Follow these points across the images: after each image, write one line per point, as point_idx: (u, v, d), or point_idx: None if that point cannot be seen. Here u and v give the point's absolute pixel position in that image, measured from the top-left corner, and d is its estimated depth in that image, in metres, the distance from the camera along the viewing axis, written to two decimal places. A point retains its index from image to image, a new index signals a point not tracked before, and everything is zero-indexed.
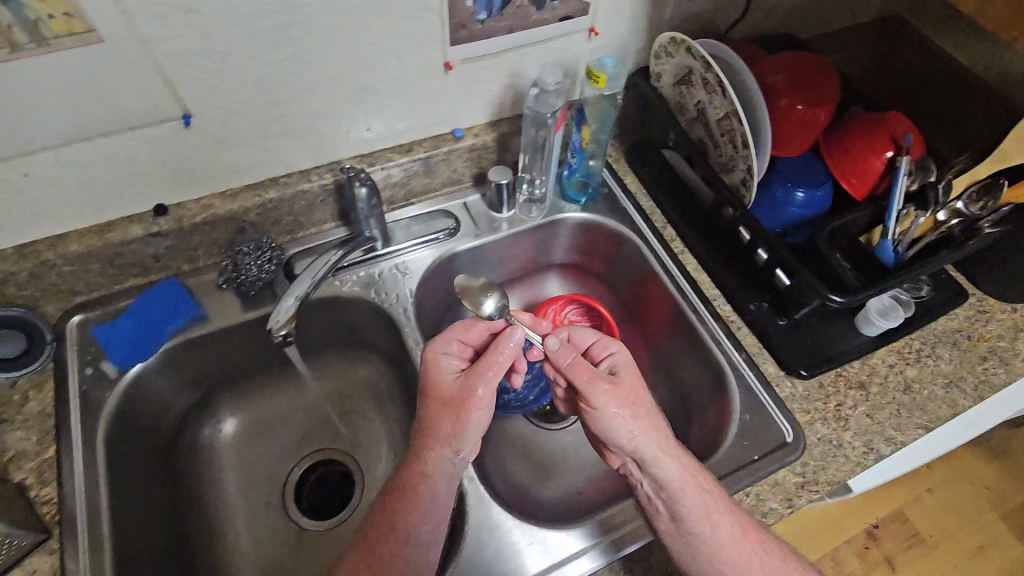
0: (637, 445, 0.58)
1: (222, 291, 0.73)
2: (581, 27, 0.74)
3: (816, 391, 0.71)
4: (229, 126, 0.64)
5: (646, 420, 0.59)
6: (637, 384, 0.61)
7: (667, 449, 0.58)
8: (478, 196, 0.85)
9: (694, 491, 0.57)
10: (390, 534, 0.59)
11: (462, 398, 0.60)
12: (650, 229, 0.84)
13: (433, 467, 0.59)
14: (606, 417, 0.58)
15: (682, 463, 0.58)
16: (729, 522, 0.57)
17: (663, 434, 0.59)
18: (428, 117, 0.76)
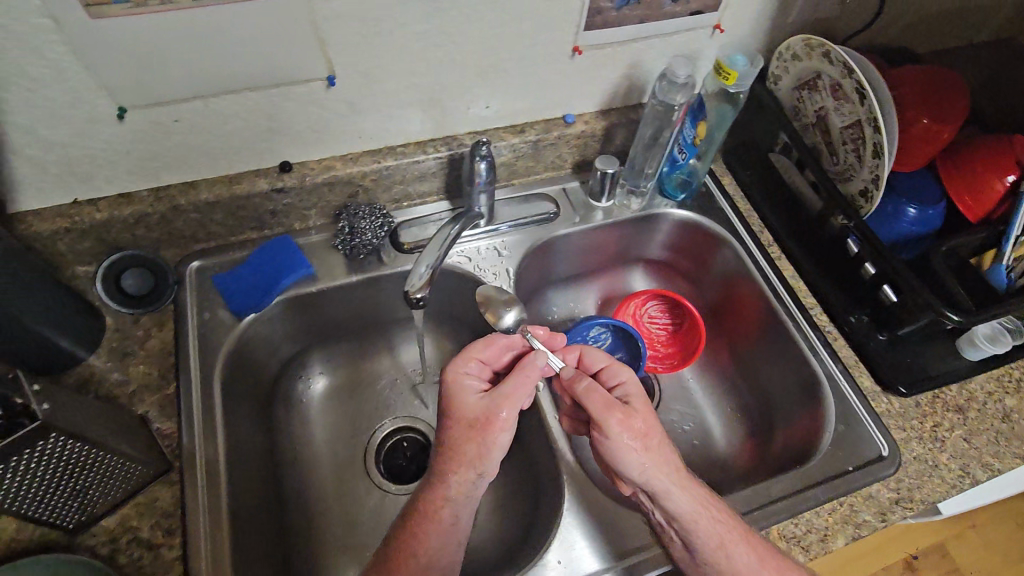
0: (652, 476, 0.58)
1: (330, 252, 0.75)
2: (707, 23, 0.74)
3: (913, 409, 0.71)
4: (364, 91, 0.65)
5: (659, 450, 0.59)
6: (649, 411, 0.61)
7: (678, 480, 0.58)
8: (577, 183, 0.86)
9: (706, 521, 0.57)
10: (410, 559, 0.58)
11: (484, 422, 0.59)
12: (747, 231, 0.84)
13: (454, 490, 0.59)
14: (617, 449, 0.58)
15: (694, 493, 0.58)
16: (746, 551, 0.57)
17: (676, 464, 0.59)
18: (545, 101, 0.76)
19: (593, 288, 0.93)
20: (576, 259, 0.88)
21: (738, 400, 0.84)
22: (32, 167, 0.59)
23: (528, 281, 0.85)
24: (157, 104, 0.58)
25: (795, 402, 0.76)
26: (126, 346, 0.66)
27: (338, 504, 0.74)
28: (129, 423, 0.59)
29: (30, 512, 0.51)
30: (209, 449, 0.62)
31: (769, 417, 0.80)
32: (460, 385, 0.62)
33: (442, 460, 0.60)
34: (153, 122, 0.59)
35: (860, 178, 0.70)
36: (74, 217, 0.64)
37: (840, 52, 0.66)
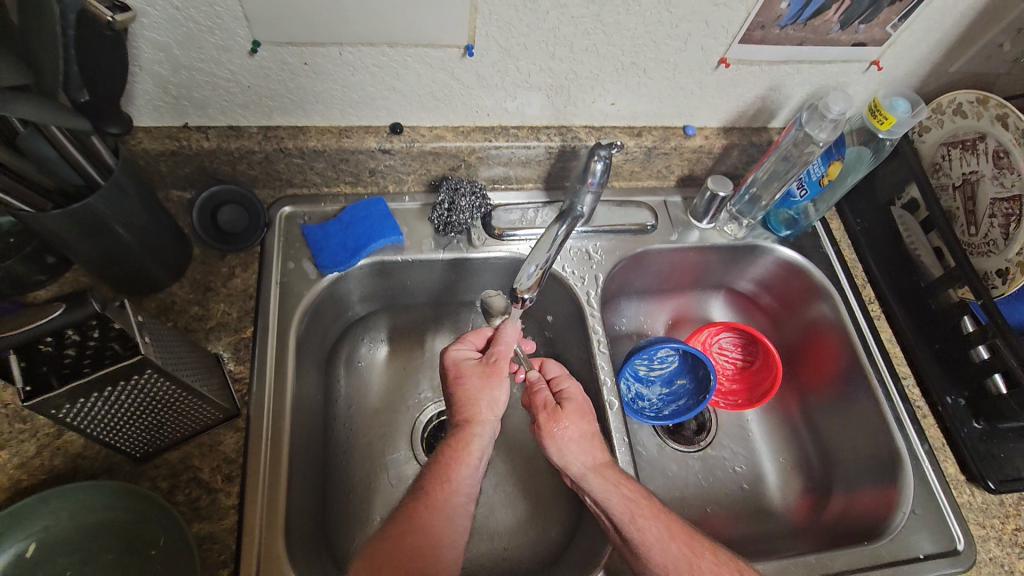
0: (568, 461, 0.61)
1: (421, 222, 0.73)
2: (866, 58, 0.68)
3: (997, 507, 0.66)
4: (497, 66, 0.62)
5: (578, 443, 0.62)
6: (580, 410, 0.64)
7: (592, 463, 0.61)
8: (680, 199, 0.82)
9: (617, 497, 0.58)
10: (445, 484, 0.57)
11: (495, 373, 0.64)
12: (849, 283, 0.79)
13: (478, 431, 0.61)
14: (546, 442, 0.63)
15: (607, 476, 0.60)
16: (658, 525, 0.57)
17: (596, 453, 0.61)
18: (670, 108, 0.72)
19: (667, 308, 0.89)
20: (658, 275, 0.85)
21: (796, 453, 0.81)
22: (153, 85, 0.58)
23: (610, 289, 0.82)
24: (293, 44, 0.56)
25: (865, 468, 0.72)
26: (209, 280, 0.65)
27: (380, 473, 0.72)
28: (206, 361, 0.58)
29: (107, 439, 0.50)
30: (276, 400, 0.60)
31: (831, 478, 0.76)
32: (454, 354, 0.66)
33: (458, 409, 0.62)
34: (283, 61, 0.57)
35: (1000, 256, 0.65)
36: (182, 141, 0.63)
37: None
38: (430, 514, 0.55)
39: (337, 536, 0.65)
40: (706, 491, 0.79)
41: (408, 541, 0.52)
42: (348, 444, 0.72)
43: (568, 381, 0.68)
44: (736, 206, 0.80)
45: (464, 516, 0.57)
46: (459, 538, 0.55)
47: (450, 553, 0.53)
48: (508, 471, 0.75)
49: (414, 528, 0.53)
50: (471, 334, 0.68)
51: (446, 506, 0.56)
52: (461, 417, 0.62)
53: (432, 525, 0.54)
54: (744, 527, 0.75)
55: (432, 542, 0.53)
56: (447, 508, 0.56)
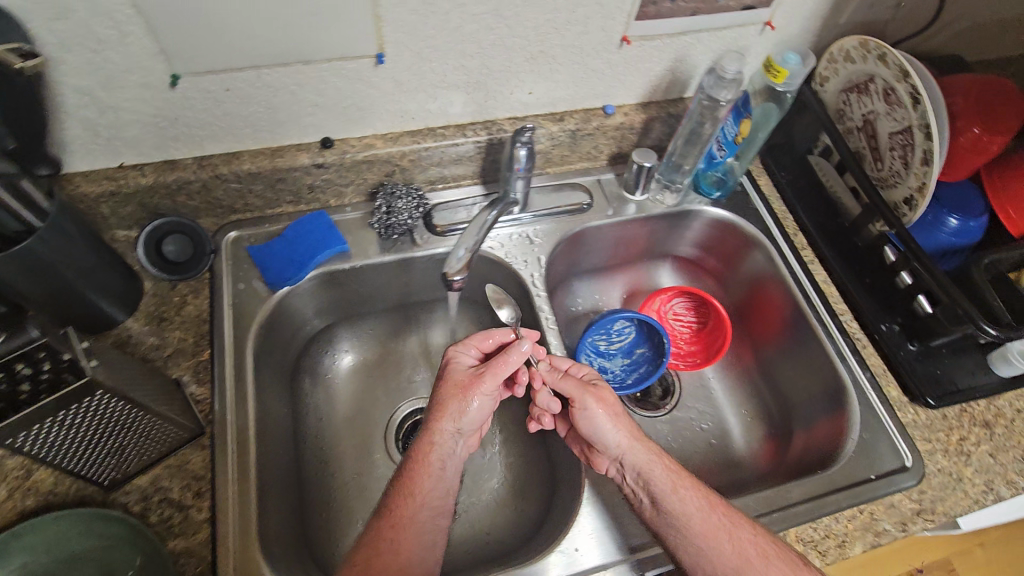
0: (607, 437, 0.63)
1: (365, 230, 0.76)
2: (758, 20, 0.73)
3: (940, 421, 0.70)
4: (412, 71, 0.66)
5: (618, 417, 0.64)
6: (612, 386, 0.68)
7: (636, 437, 0.63)
8: (612, 176, 0.86)
9: (661, 469, 0.61)
10: (410, 498, 0.59)
11: (470, 384, 0.65)
12: (781, 233, 0.83)
13: (438, 440, 0.63)
14: (587, 417, 0.64)
15: (650, 447, 0.63)
16: (699, 496, 0.59)
17: (634, 427, 0.64)
18: (587, 91, 0.77)
19: (620, 283, 0.93)
20: (605, 252, 0.88)
21: (761, 403, 0.84)
22: (83, 129, 0.60)
23: (557, 270, 0.85)
24: (211, 72, 0.59)
25: (818, 406, 0.76)
26: (162, 310, 0.67)
27: (358, 477, 0.74)
28: (166, 385, 0.59)
29: (72, 468, 0.51)
30: (240, 415, 0.62)
31: (790, 422, 0.79)
32: (456, 360, 0.69)
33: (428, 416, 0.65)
34: (204, 90, 0.60)
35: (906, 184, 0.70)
36: (119, 181, 0.65)
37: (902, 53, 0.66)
38: (395, 531, 0.57)
39: (319, 544, 0.67)
40: (676, 450, 0.82)
41: (375, 565, 0.54)
42: (322, 454, 0.74)
43: (579, 366, 0.70)
44: (664, 176, 0.84)
45: (432, 530, 0.59)
46: (425, 555, 0.58)
47: (418, 568, 0.56)
48: (482, 457, 0.77)
49: (384, 548, 0.56)
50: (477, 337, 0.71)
51: (412, 523, 0.58)
52: (435, 426, 0.63)
53: (399, 541, 0.56)
54: (717, 478, 0.78)
55: (400, 561, 0.56)
56: (415, 523, 0.58)
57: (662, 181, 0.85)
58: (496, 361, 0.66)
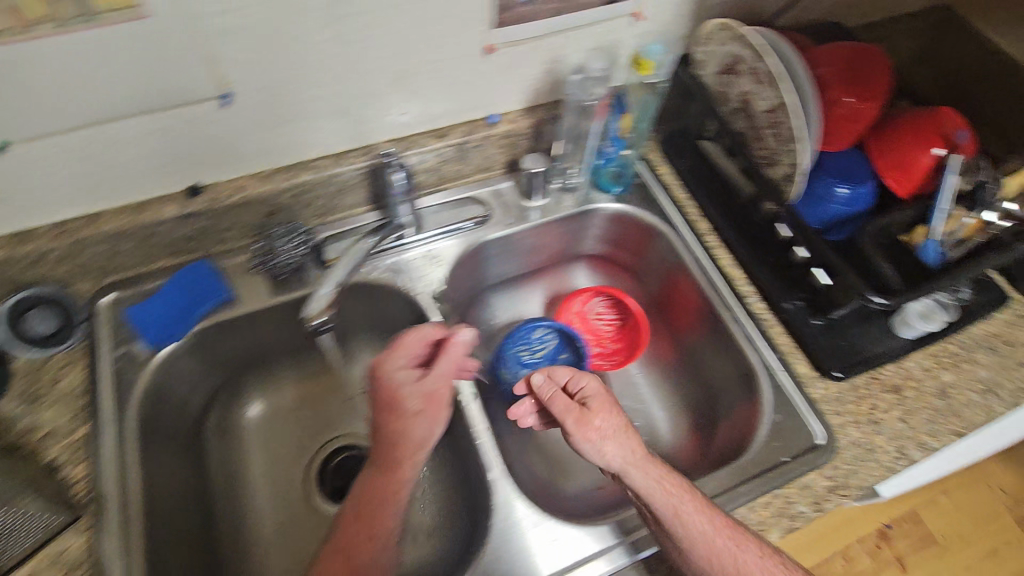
0: (608, 458, 0.62)
1: (253, 275, 0.73)
2: (624, 12, 0.72)
3: (850, 392, 0.70)
4: (267, 107, 0.63)
5: (615, 438, 0.62)
6: (606, 402, 0.65)
7: (636, 459, 0.61)
8: (510, 184, 0.85)
9: (661, 493, 0.59)
10: (372, 540, 0.61)
11: (435, 404, 0.65)
12: (683, 222, 0.83)
13: (405, 472, 0.63)
14: (581, 442, 0.63)
15: (650, 469, 0.60)
16: (705, 520, 0.57)
17: (634, 446, 0.62)
18: (465, 103, 0.75)
19: (538, 290, 0.92)
20: (515, 261, 0.87)
21: (690, 394, 0.83)
22: None
23: (464, 286, 0.84)
24: (42, 136, 0.55)
25: (737, 393, 0.75)
26: (34, 389, 0.63)
27: (278, 529, 0.72)
28: (32, 472, 0.56)
29: None
30: (122, 491, 0.59)
31: (714, 411, 0.79)
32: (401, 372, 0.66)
33: (390, 445, 0.63)
34: (40, 156, 0.57)
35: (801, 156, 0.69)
36: None
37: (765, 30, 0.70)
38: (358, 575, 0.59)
39: None
40: None
41: None
42: (236, 512, 0.71)
43: (583, 377, 0.68)
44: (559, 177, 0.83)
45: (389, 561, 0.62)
46: None
47: None
48: None
49: None
50: (404, 342, 0.67)
51: (375, 560, 0.60)
52: (385, 452, 0.63)
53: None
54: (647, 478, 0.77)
55: None
56: (375, 563, 0.60)
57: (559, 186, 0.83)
58: (444, 363, 0.67)
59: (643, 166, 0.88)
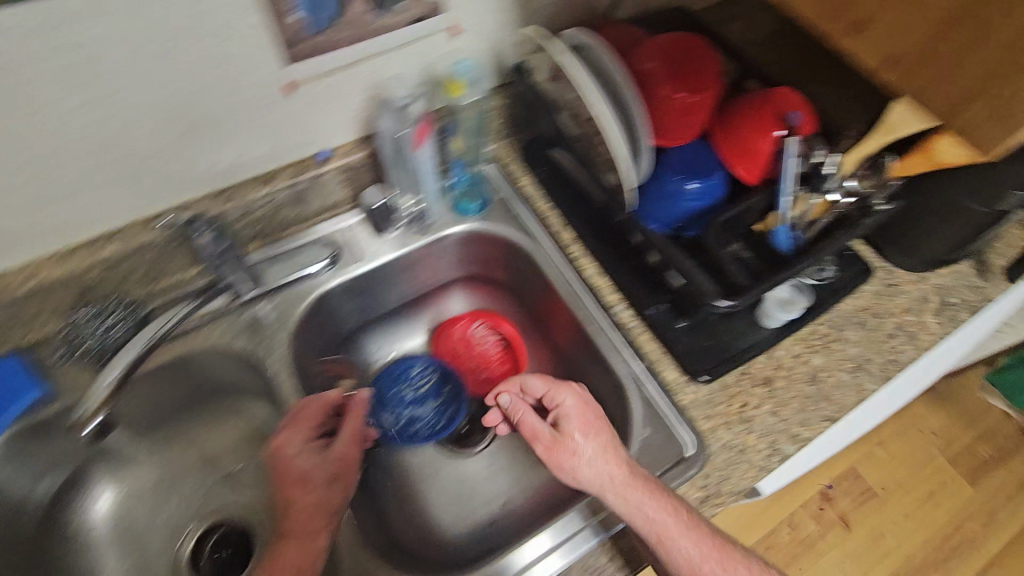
0: (587, 484, 0.62)
1: (74, 362, 0.67)
2: (437, 28, 0.66)
3: (721, 393, 0.68)
4: (37, 184, 0.57)
5: (594, 462, 0.62)
6: (584, 423, 0.64)
7: (616, 485, 0.60)
8: (359, 218, 0.79)
9: (646, 522, 0.58)
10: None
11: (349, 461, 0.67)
12: (546, 234, 0.80)
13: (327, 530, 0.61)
14: (562, 469, 0.63)
15: (633, 496, 0.59)
16: (690, 543, 0.58)
17: (614, 470, 0.61)
18: (283, 143, 0.68)
19: (418, 322, 0.88)
20: (383, 297, 0.83)
21: None
22: None
23: (324, 333, 0.79)
24: None
25: (614, 404, 0.74)
26: None
27: None
28: None
29: None
30: None
31: None
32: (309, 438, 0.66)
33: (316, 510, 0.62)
34: None
35: (639, 153, 0.67)
36: None
37: (576, 30, 0.67)
38: None
39: None
40: (499, 481, 0.80)
41: None
42: None
43: (560, 393, 0.68)
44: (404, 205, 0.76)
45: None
46: None
47: None
48: None
49: None
50: (302, 414, 0.67)
51: None
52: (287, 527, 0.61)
53: None
54: (538, 505, 0.76)
55: None
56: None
57: (407, 220, 0.79)
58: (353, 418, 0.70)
59: (495, 173, 0.84)
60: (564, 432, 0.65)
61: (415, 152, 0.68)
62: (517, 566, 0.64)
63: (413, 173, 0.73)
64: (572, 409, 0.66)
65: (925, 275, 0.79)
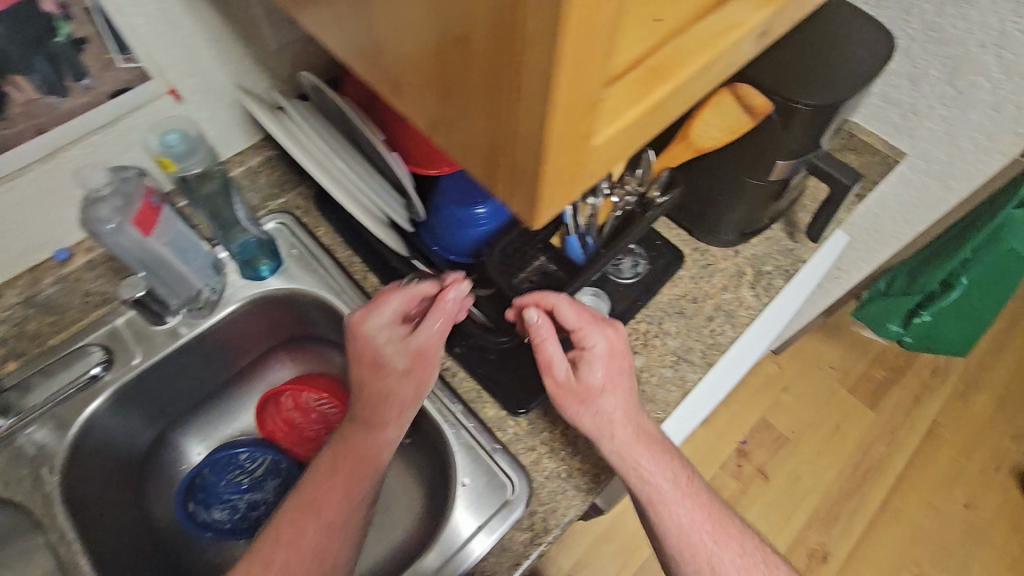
0: (596, 434, 0.59)
1: None
2: (150, 96, 0.59)
3: (543, 419, 0.66)
4: None
5: (610, 413, 0.59)
6: (609, 368, 0.60)
7: (625, 440, 0.59)
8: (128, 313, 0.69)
9: (650, 478, 0.59)
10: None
11: (421, 364, 0.59)
12: (349, 281, 0.74)
13: (361, 475, 0.59)
14: (572, 415, 0.60)
15: (641, 453, 0.59)
16: (686, 507, 0.60)
17: (628, 422, 0.59)
18: (4, 256, 0.63)
19: (240, 401, 0.81)
20: (185, 386, 0.75)
21: (416, 459, 0.77)
22: None
23: (119, 444, 0.70)
24: None
25: (439, 449, 0.69)
26: None
27: None
28: None
29: None
30: None
31: (438, 473, 0.71)
32: (370, 352, 0.59)
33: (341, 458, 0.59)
34: None
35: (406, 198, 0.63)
36: None
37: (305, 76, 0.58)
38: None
39: None
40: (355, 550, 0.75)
41: None
42: None
43: (591, 334, 0.60)
44: (165, 288, 0.66)
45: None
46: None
47: None
48: None
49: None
50: (389, 295, 0.60)
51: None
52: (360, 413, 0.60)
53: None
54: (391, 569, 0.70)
55: None
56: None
57: (182, 308, 0.70)
58: (432, 313, 0.59)
59: (283, 228, 0.76)
60: (585, 379, 0.59)
61: (144, 245, 0.59)
62: (460, 538, 0.61)
63: (161, 262, 0.63)
64: (600, 354, 0.60)
65: (741, 248, 0.78)
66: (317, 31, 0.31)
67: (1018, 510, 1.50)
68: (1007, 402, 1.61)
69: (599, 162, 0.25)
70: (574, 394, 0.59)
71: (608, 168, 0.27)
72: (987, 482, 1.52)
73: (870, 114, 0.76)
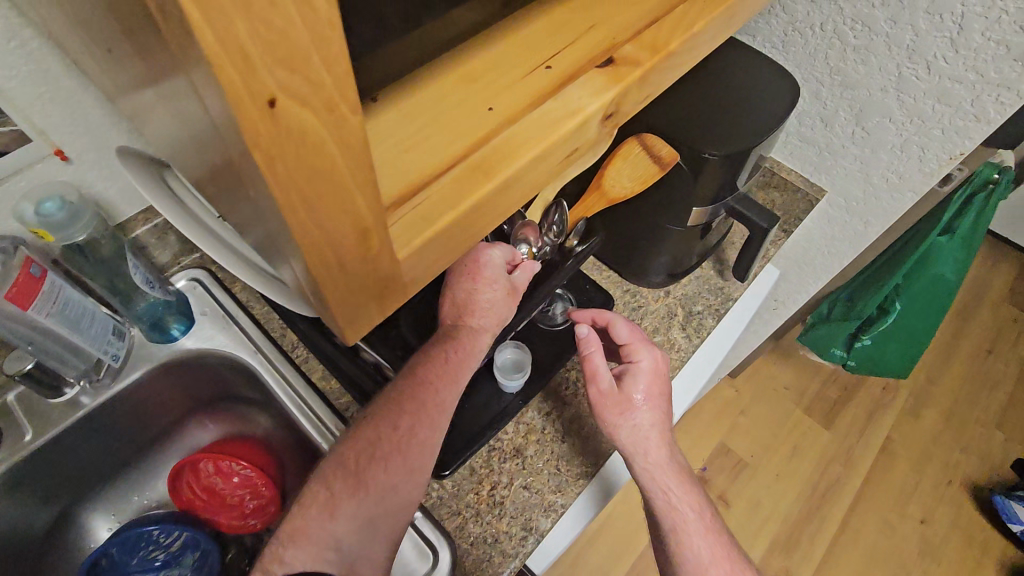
0: (630, 450, 0.59)
1: None
2: (31, 159, 0.55)
3: (468, 480, 0.63)
4: None
5: (646, 430, 0.59)
6: (655, 386, 0.61)
7: (658, 459, 0.59)
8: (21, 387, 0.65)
9: (676, 503, 0.60)
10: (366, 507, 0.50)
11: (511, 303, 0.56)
12: (265, 337, 0.71)
13: (434, 418, 0.52)
14: (610, 426, 0.60)
15: (666, 476, 0.59)
16: (706, 542, 0.59)
17: (664, 442, 0.60)
18: None
19: (156, 470, 0.76)
20: (91, 460, 0.70)
21: None
22: None
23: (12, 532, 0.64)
24: None
25: None
26: None
27: None
28: None
29: None
30: None
31: None
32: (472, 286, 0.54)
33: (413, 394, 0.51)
34: None
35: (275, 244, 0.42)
36: None
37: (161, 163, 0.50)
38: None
39: None
40: None
41: None
42: None
43: (641, 351, 0.62)
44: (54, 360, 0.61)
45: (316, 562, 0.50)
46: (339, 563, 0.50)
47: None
48: None
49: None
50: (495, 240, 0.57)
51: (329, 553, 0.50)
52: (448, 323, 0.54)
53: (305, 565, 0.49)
54: None
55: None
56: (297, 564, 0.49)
57: (81, 380, 0.65)
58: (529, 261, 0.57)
59: (196, 284, 0.73)
60: (628, 391, 0.60)
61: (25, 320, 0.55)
62: None
63: (49, 335, 0.59)
64: (645, 370, 0.61)
65: (672, 288, 0.78)
66: (150, 116, 0.29)
67: (971, 522, 1.52)
68: (954, 416, 1.64)
69: (410, 274, 0.25)
70: (615, 404, 0.60)
71: (426, 269, 0.26)
72: (942, 497, 1.54)
73: (790, 151, 0.77)
